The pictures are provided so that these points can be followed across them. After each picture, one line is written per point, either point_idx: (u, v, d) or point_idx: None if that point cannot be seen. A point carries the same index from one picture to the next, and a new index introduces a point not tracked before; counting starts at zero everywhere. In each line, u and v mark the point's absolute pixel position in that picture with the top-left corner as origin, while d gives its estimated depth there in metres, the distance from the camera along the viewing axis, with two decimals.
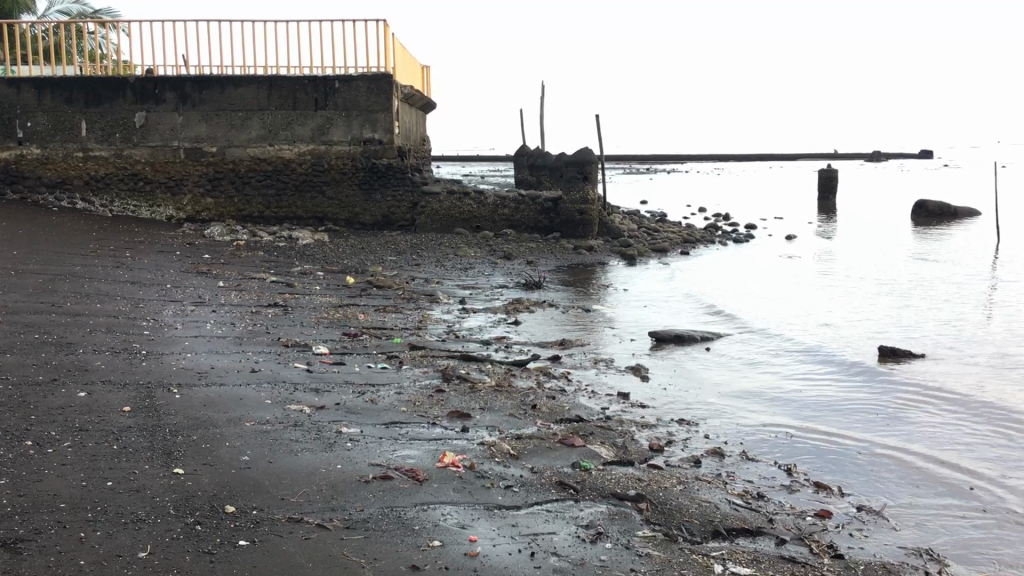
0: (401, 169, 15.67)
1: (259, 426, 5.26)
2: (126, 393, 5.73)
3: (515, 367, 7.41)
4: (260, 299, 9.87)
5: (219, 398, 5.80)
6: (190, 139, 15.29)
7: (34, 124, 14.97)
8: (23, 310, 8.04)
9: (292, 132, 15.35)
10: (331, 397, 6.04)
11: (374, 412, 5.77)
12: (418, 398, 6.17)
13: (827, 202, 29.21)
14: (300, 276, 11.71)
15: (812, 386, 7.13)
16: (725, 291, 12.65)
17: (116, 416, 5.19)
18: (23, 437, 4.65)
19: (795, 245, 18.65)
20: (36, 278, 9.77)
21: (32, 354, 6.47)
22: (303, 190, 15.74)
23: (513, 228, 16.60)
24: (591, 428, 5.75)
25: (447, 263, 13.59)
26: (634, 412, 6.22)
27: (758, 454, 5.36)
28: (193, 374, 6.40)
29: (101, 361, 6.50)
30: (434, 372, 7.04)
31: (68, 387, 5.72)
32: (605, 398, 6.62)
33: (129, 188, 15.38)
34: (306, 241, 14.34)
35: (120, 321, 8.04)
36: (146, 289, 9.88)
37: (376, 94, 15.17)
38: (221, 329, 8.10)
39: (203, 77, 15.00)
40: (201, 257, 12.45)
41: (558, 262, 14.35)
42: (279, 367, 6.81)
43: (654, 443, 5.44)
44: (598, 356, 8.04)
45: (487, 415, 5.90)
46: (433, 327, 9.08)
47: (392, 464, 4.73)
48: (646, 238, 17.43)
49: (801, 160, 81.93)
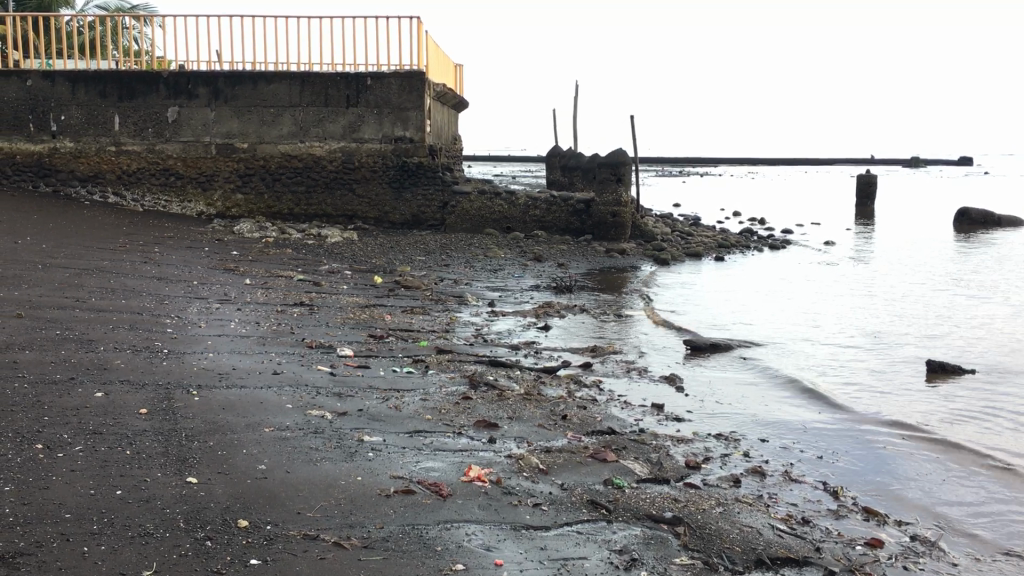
0: (432, 168, 15.48)
1: (278, 433, 5.05)
2: (144, 394, 5.56)
3: (545, 375, 7.17)
4: (286, 298, 9.70)
5: (239, 401, 5.61)
6: (222, 135, 15.20)
7: (67, 117, 14.95)
8: (46, 305, 7.92)
9: (323, 129, 15.21)
10: (354, 403, 5.82)
11: (398, 419, 5.54)
12: (444, 406, 5.94)
13: (865, 208, 28.66)
14: (327, 274, 11.54)
15: (856, 403, 6.83)
16: (761, 299, 12.31)
17: (132, 419, 5.02)
18: (34, 440, 4.47)
19: (832, 252, 18.25)
20: (62, 272, 9.66)
21: (51, 351, 6.32)
22: (332, 188, 15.60)
23: (544, 230, 16.34)
24: (624, 441, 5.48)
25: (477, 264, 13.37)
26: (669, 425, 5.96)
27: (801, 476, 5.08)
28: (214, 375, 6.21)
29: (121, 360, 6.33)
30: (460, 377, 6.81)
31: (85, 387, 5.56)
32: (639, 409, 6.35)
33: (160, 183, 15.31)
34: (335, 239, 14.19)
35: (144, 318, 7.89)
36: (172, 285, 9.74)
37: (408, 91, 15.01)
38: (245, 328, 7.93)
39: (235, 72, 14.90)
40: (229, 254, 12.32)
41: (589, 265, 14.08)
42: (301, 369, 6.62)
43: (690, 460, 5.17)
44: (630, 364, 7.77)
45: (515, 425, 5.66)
46: (461, 330, 8.85)
47: (415, 476, 4.50)
48: (680, 242, 17.10)
49: (837, 165, 80.87)
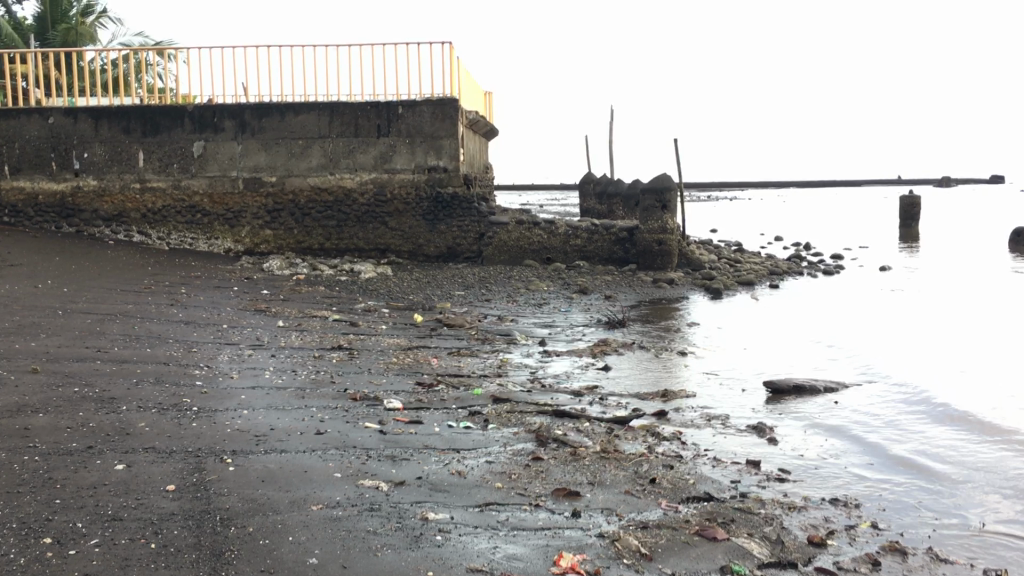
0: (468, 199, 14.80)
1: (328, 512, 4.30)
2: (173, 465, 4.83)
3: (617, 427, 6.39)
4: (322, 341, 8.99)
5: (280, 470, 4.87)
6: (250, 169, 14.64)
7: (90, 155, 14.46)
8: (65, 357, 7.27)
9: (353, 161, 14.61)
10: (410, 469, 5.06)
11: (464, 489, 4.78)
12: (514, 470, 5.18)
13: (910, 230, 27.69)
14: (364, 313, 10.83)
15: (974, 455, 5.99)
16: (829, 331, 11.47)
17: (157, 498, 4.30)
18: (41, 532, 3.78)
19: (890, 278, 17.33)
20: (84, 319, 9.04)
21: (68, 413, 5.64)
22: (364, 222, 14.90)
23: (586, 260, 15.53)
24: (730, 512, 4.69)
25: (519, 298, 12.64)
26: (773, 488, 5.15)
27: (949, 554, 4.28)
28: (250, 438, 5.48)
29: (145, 422, 5.63)
30: (526, 433, 6.04)
31: (104, 458, 4.85)
32: (733, 467, 5.55)
33: (186, 221, 14.74)
34: (369, 275, 13.50)
35: (171, 369, 7.21)
36: (201, 330, 9.08)
37: (441, 120, 14.43)
38: (281, 378, 7.21)
39: (263, 104, 14.38)
40: (259, 293, 11.69)
41: (638, 296, 13.30)
42: (346, 427, 5.87)
43: (814, 535, 4.38)
44: (709, 411, 6.97)
45: (599, 493, 4.88)
46: (515, 374, 8.08)
47: (496, 569, 3.75)
48: (729, 270, 16.26)
49: (866, 186, 79.76)
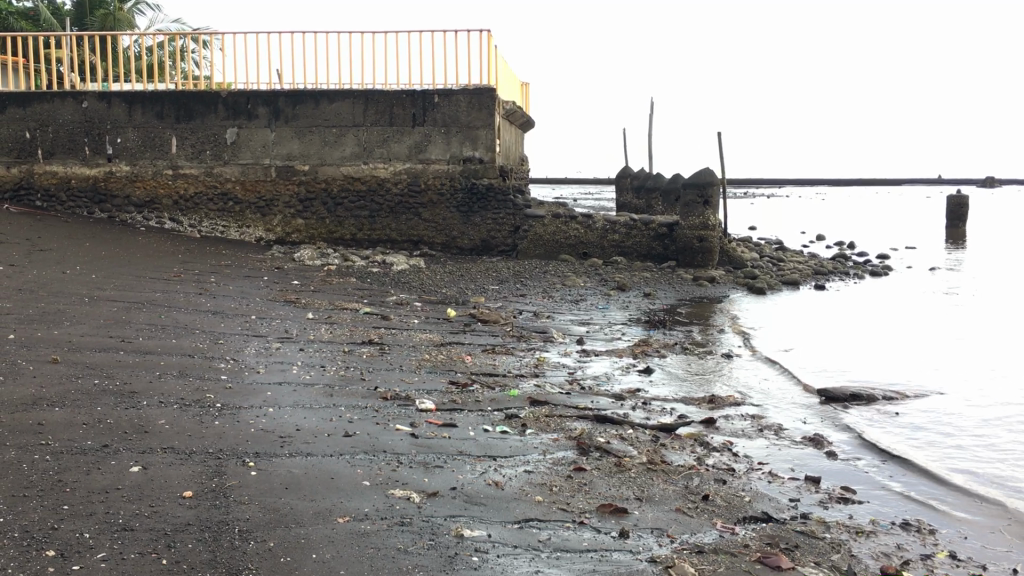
0: (503, 190, 14.42)
1: (355, 526, 3.97)
2: (191, 468, 4.52)
3: (663, 435, 6.00)
4: (352, 335, 8.67)
5: (306, 476, 4.55)
6: (283, 157, 14.38)
7: (123, 140, 14.29)
8: (88, 347, 7.01)
9: (387, 150, 14.29)
10: (443, 478, 4.70)
11: (502, 503, 4.42)
12: (556, 482, 4.81)
13: (956, 232, 26.90)
14: (396, 307, 10.50)
15: None
16: (881, 336, 10.96)
17: (172, 505, 3.99)
18: (44, 544, 3.50)
19: (939, 281, 16.71)
20: (111, 306, 8.80)
21: (86, 408, 5.35)
22: (397, 213, 14.58)
23: (624, 256, 15.08)
24: (793, 537, 4.31)
25: (555, 294, 12.27)
26: (837, 509, 4.75)
27: None
28: (274, 439, 5.15)
29: (165, 419, 5.33)
30: (566, 440, 5.67)
31: (119, 459, 4.55)
32: (790, 483, 5.15)
33: (218, 209, 14.53)
34: (401, 266, 13.19)
35: (197, 361, 6.93)
36: (229, 320, 8.81)
37: (478, 109, 14.06)
38: (310, 374, 6.89)
39: (296, 91, 14.11)
40: (290, 284, 11.41)
41: (678, 294, 12.87)
42: (376, 430, 5.52)
43: (887, 568, 4.00)
44: (760, 420, 6.55)
45: (648, 510, 4.50)
46: (553, 374, 7.70)
47: None
48: (771, 268, 15.75)
49: (905, 185, 78.30)
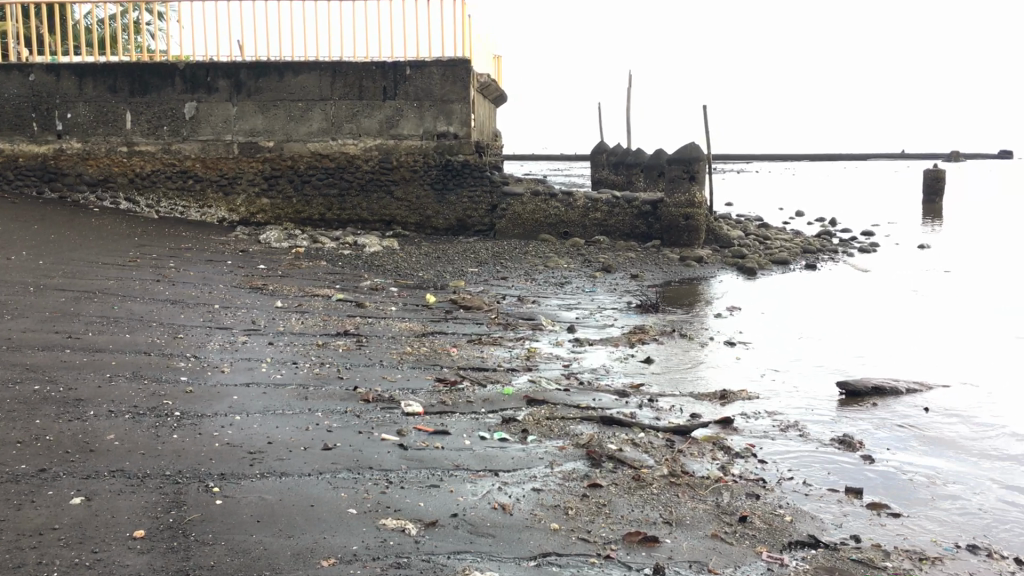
0: (479, 167, 13.69)
1: (343, 571, 3.31)
2: (143, 498, 3.82)
3: (679, 440, 5.38)
4: (325, 325, 7.96)
5: (281, 505, 3.86)
6: (246, 133, 13.53)
7: (74, 115, 13.35)
8: (30, 345, 6.26)
9: (357, 125, 13.51)
10: (442, 502, 4.05)
11: (512, 533, 3.79)
12: (573, 503, 4.18)
13: (935, 207, 26.61)
14: (370, 293, 9.79)
15: None
16: (886, 320, 10.42)
17: (119, 551, 3.30)
18: None
19: (928, 259, 16.29)
20: (59, 297, 8.01)
21: (22, 422, 4.62)
22: (368, 190, 13.80)
23: (607, 235, 14.46)
24: (851, 569, 3.73)
25: (538, 277, 11.60)
26: (890, 528, 4.18)
27: None
28: (242, 457, 4.45)
29: (114, 434, 4.61)
30: (574, 449, 5.03)
31: (58, 488, 3.84)
32: (831, 496, 4.56)
33: (177, 187, 13.65)
34: (374, 248, 12.46)
35: (152, 360, 6.19)
36: (190, 310, 8.06)
37: (452, 81, 13.31)
38: (280, 373, 6.18)
39: (259, 63, 13.28)
40: (255, 268, 10.64)
41: (666, 276, 12.28)
42: (359, 441, 4.84)
43: None
44: (781, 418, 5.97)
45: (681, 538, 3.89)
46: (547, 368, 7.05)
47: None
48: (759, 246, 15.22)
49: (871, 159, 78.50)
